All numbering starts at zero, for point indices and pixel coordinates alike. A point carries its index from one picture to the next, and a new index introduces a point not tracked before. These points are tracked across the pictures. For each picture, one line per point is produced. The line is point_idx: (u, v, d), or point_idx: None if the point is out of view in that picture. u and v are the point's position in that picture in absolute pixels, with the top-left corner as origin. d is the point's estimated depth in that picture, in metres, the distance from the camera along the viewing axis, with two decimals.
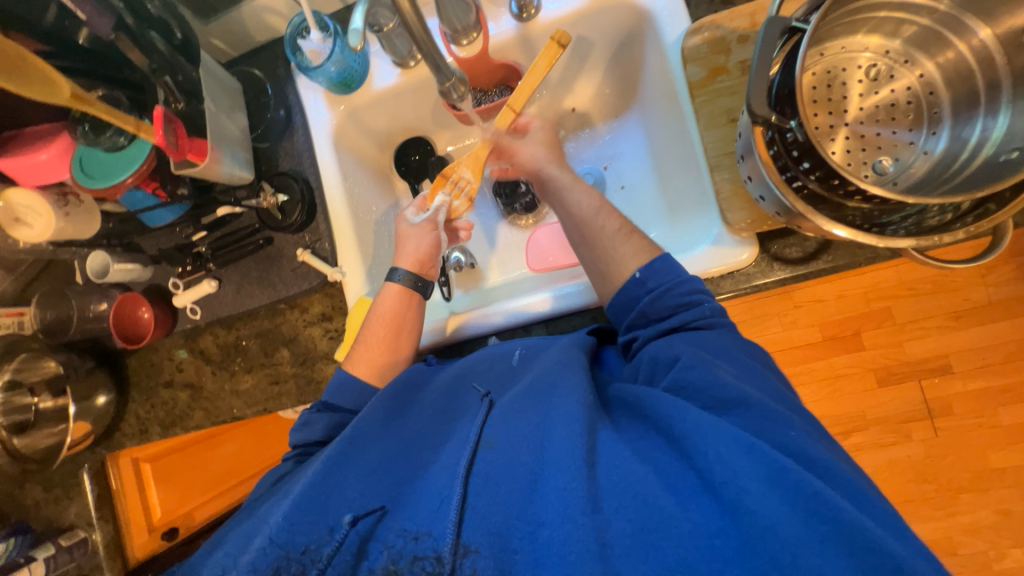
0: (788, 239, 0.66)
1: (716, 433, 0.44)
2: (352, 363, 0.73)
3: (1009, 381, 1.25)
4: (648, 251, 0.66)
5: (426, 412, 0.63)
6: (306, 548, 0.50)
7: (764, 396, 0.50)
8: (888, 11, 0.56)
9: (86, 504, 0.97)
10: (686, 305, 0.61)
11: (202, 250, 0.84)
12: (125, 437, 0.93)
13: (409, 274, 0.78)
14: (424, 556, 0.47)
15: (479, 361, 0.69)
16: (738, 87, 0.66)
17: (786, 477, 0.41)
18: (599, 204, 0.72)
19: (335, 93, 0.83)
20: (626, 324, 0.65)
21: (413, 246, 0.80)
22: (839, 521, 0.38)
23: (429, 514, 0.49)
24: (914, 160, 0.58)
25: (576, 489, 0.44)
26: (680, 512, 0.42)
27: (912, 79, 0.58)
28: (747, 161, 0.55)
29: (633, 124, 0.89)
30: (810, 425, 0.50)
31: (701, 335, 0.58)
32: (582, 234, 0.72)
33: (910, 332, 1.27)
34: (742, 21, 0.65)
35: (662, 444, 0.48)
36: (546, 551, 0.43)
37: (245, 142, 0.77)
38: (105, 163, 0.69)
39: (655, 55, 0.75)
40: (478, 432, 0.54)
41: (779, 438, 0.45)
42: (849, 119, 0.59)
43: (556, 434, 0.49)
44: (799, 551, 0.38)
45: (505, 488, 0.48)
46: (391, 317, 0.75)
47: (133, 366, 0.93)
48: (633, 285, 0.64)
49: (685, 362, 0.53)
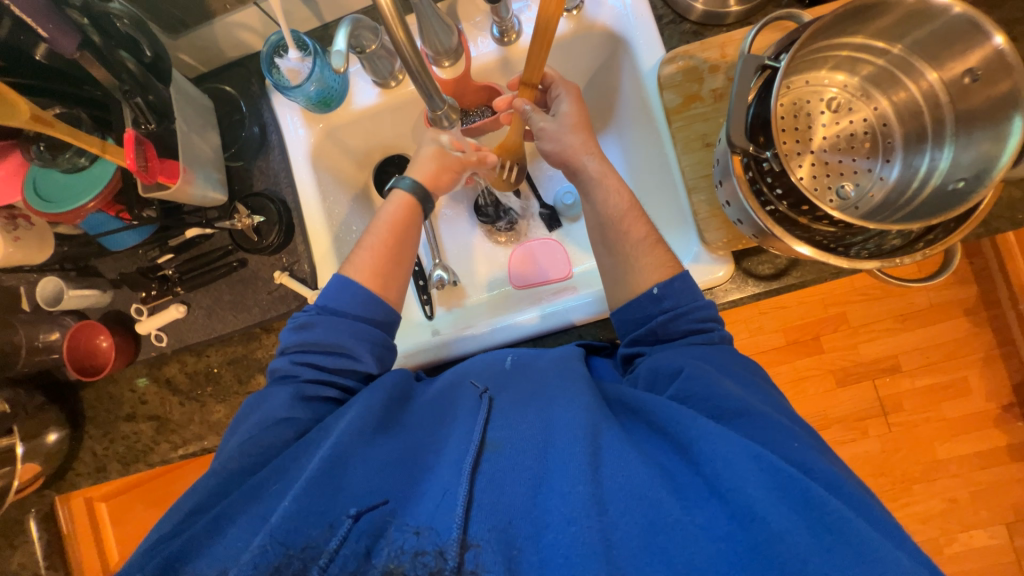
0: (760, 257, 0.69)
1: (724, 441, 0.45)
2: (356, 268, 0.71)
3: (951, 377, 1.35)
4: (669, 267, 0.65)
5: (423, 413, 0.59)
6: (307, 545, 0.44)
7: (769, 409, 0.51)
8: (849, 51, 0.61)
9: (32, 553, 0.88)
10: (700, 330, 0.61)
11: (169, 273, 0.80)
12: (79, 476, 0.86)
13: (417, 186, 0.76)
14: (425, 552, 0.43)
15: (471, 365, 0.66)
16: (712, 113, 0.69)
17: (795, 487, 0.41)
18: (626, 206, 0.71)
19: (312, 111, 0.81)
20: (630, 338, 0.65)
21: (434, 173, 0.78)
22: (844, 531, 0.39)
23: (432, 510, 0.45)
24: (872, 186, 0.63)
25: (581, 492, 0.43)
26: (685, 516, 0.42)
27: (868, 112, 0.64)
28: (724, 186, 0.58)
29: (609, 144, 0.93)
30: (809, 434, 0.51)
31: (706, 350, 0.59)
32: (604, 234, 0.72)
33: (863, 335, 1.37)
34: (713, 52, 0.69)
35: (665, 448, 0.49)
36: (550, 552, 0.41)
37: (217, 162, 0.75)
38: (64, 185, 0.65)
39: (632, 80, 0.78)
40: (482, 433, 0.51)
41: (785, 448, 0.46)
42: (813, 148, 0.63)
43: (564, 436, 0.48)
44: (807, 557, 0.38)
45: (510, 488, 0.46)
46: (397, 224, 0.74)
47: (90, 399, 0.86)
48: (648, 300, 0.64)
49: (688, 372, 0.55)
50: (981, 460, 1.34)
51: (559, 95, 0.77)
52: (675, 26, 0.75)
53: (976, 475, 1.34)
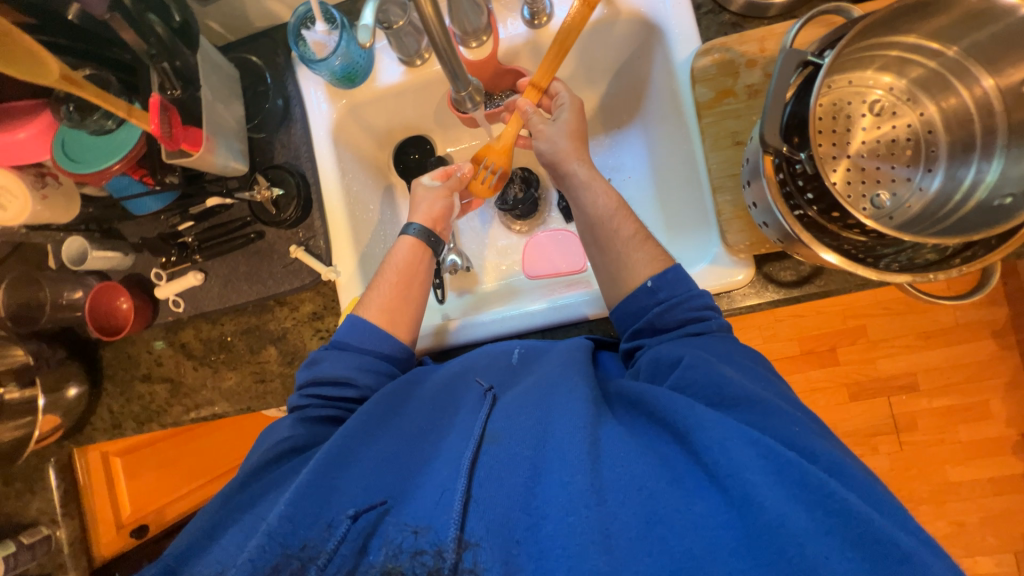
0: (783, 262, 0.67)
1: (721, 428, 0.44)
2: (363, 309, 0.71)
3: (970, 400, 1.31)
4: (662, 260, 0.65)
5: (425, 404, 0.60)
6: (305, 544, 0.45)
7: (773, 396, 0.51)
8: (900, 51, 0.58)
9: (50, 500, 0.91)
10: (698, 318, 0.60)
11: (188, 241, 0.81)
12: (95, 431, 0.89)
13: (423, 229, 0.76)
14: (423, 551, 0.43)
15: (475, 359, 0.65)
16: (745, 110, 0.67)
17: (793, 470, 0.40)
18: (614, 207, 0.70)
19: (336, 87, 0.81)
20: (630, 332, 0.64)
21: (428, 206, 0.78)
22: (844, 513, 0.38)
23: (430, 507, 0.46)
24: (910, 196, 0.60)
25: (580, 482, 0.43)
26: (684, 506, 0.41)
27: (913, 118, 0.60)
28: (752, 186, 0.56)
29: (634, 137, 0.90)
30: (813, 421, 0.51)
31: (708, 341, 0.58)
32: (594, 235, 0.71)
33: (882, 350, 1.33)
34: (752, 45, 0.67)
35: (662, 438, 0.48)
36: (550, 543, 0.41)
37: (240, 133, 0.76)
38: (90, 146, 0.66)
39: (663, 71, 0.75)
40: (482, 426, 0.52)
41: (786, 433, 0.46)
42: (850, 152, 0.60)
43: (561, 427, 0.48)
44: (806, 541, 0.37)
45: (508, 479, 0.46)
46: (405, 266, 0.74)
47: (109, 358, 0.89)
48: (643, 294, 0.63)
49: (688, 361, 0.54)
50: (994, 486, 1.30)
51: (561, 108, 0.75)
52: (713, 16, 0.72)
53: (988, 501, 1.30)
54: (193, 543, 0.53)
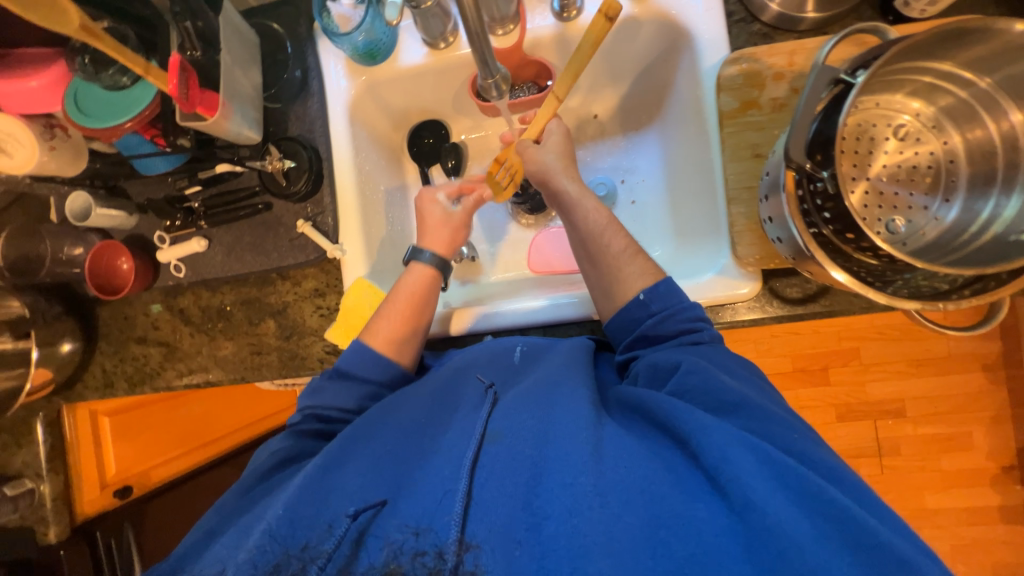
0: (791, 279, 0.67)
1: (721, 433, 0.44)
2: (370, 335, 0.70)
3: (956, 430, 1.32)
4: (652, 275, 0.65)
5: (425, 400, 0.60)
6: (307, 544, 0.46)
7: (765, 401, 0.52)
8: (932, 78, 0.57)
9: (36, 454, 0.91)
10: (691, 330, 0.61)
11: (195, 206, 0.80)
12: (86, 389, 0.88)
13: (438, 257, 0.75)
14: (424, 553, 0.44)
15: (478, 355, 0.65)
16: (767, 123, 0.66)
17: (792, 476, 0.42)
18: (606, 221, 0.70)
19: (357, 63, 0.80)
20: (624, 344, 0.65)
21: (444, 234, 0.76)
22: (843, 520, 0.39)
23: (429, 507, 0.46)
24: (925, 224, 0.60)
25: (582, 484, 0.43)
26: (688, 512, 0.41)
27: (936, 146, 0.60)
28: (770, 201, 0.56)
29: (652, 141, 0.89)
30: (811, 432, 0.51)
31: (705, 350, 0.58)
32: (586, 251, 0.70)
33: (873, 373, 1.34)
34: (780, 58, 0.66)
35: (662, 441, 0.48)
36: (551, 544, 0.41)
37: (256, 101, 0.74)
38: (103, 101, 0.65)
39: (688, 76, 0.75)
40: (483, 425, 0.51)
41: (785, 439, 0.47)
42: (870, 174, 0.60)
43: (562, 428, 0.48)
44: (805, 546, 0.38)
45: (509, 480, 0.46)
46: (415, 293, 0.72)
47: (105, 316, 0.88)
48: (635, 307, 0.64)
49: (686, 367, 0.54)
50: (968, 516, 1.32)
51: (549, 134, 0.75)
52: (744, 25, 0.71)
53: (961, 530, 1.33)
54: (195, 544, 0.55)
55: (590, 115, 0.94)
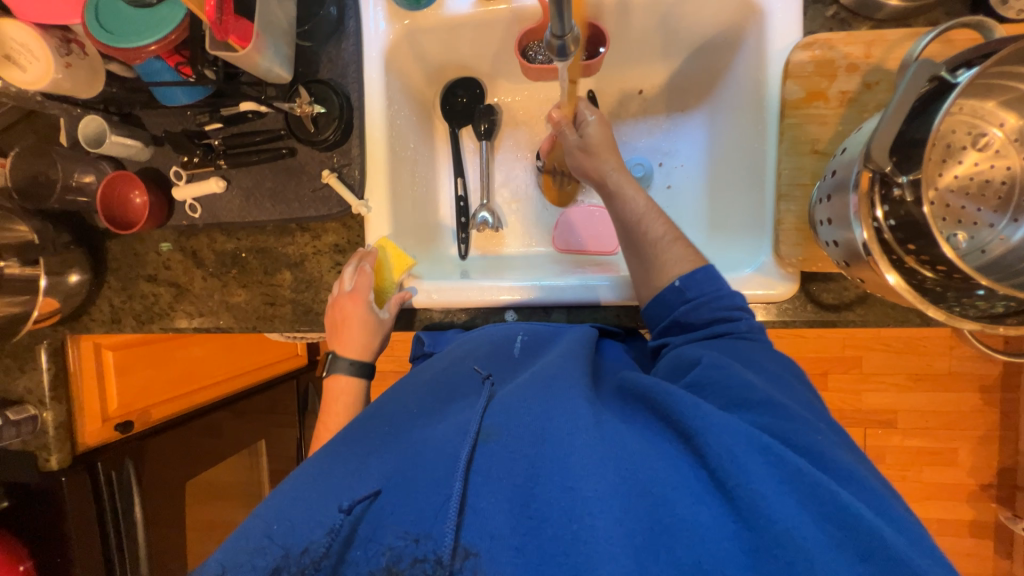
0: (829, 283, 0.65)
1: (729, 433, 0.42)
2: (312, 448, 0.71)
3: (943, 446, 1.34)
4: (690, 261, 0.63)
5: (424, 396, 0.59)
6: (307, 547, 0.42)
7: (790, 401, 0.49)
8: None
9: (39, 382, 0.91)
10: (726, 318, 0.58)
11: (214, 143, 0.76)
12: (93, 322, 0.87)
13: (356, 363, 0.73)
14: (424, 559, 0.39)
15: (475, 346, 0.65)
16: (831, 118, 0.62)
17: (804, 480, 0.40)
18: (645, 208, 0.68)
19: (399, 6, 0.75)
20: (658, 329, 0.63)
21: (356, 338, 0.72)
22: (855, 526, 0.37)
23: (428, 510, 0.42)
24: (989, 242, 0.57)
25: (584, 488, 0.40)
26: (691, 515, 0.38)
27: (1014, 161, 0.57)
28: (830, 202, 0.54)
29: (697, 124, 0.85)
30: (834, 432, 0.49)
31: (736, 344, 0.56)
32: (629, 238, 0.68)
33: (871, 383, 1.35)
34: (857, 48, 0.61)
35: (664, 437, 0.45)
36: (552, 549, 0.38)
37: (289, 36, 0.69)
38: (127, 18, 0.60)
39: (751, 57, 0.70)
40: (478, 422, 0.48)
41: (803, 438, 0.44)
42: (940, 184, 0.58)
43: (562, 425, 0.45)
44: (815, 555, 0.36)
45: (508, 482, 0.42)
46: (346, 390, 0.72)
47: (115, 251, 0.85)
48: (672, 293, 0.61)
49: (707, 362, 0.52)
50: (941, 527, 1.36)
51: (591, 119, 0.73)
52: (821, 7, 0.66)
53: (932, 539, 1.37)
54: None
55: (633, 90, 0.88)
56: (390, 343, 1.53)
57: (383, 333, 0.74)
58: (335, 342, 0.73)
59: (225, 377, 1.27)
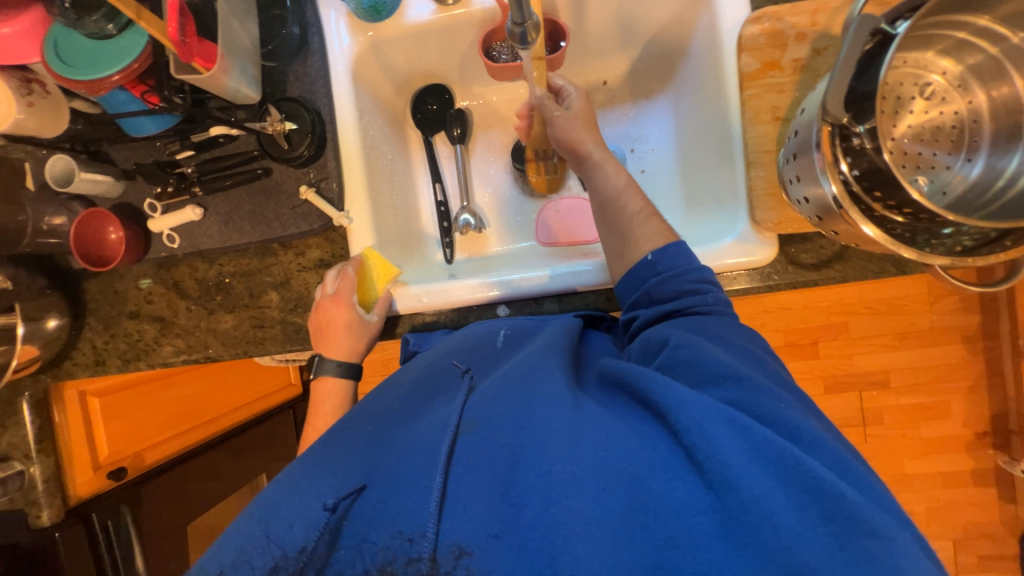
0: (806, 244, 0.67)
1: (699, 407, 0.41)
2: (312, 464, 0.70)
3: (935, 400, 1.38)
4: (665, 235, 0.64)
5: (408, 395, 0.58)
6: (303, 547, 0.41)
7: (757, 372, 0.49)
8: (967, 34, 0.57)
9: (24, 437, 0.87)
10: (695, 291, 0.59)
11: (188, 171, 0.75)
12: (76, 366, 0.85)
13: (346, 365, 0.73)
14: (418, 559, 0.39)
15: (460, 341, 0.65)
16: (788, 86, 0.65)
17: (771, 449, 0.38)
18: (624, 184, 0.69)
19: (360, 19, 0.76)
20: (629, 302, 0.63)
21: (346, 341, 0.73)
22: (820, 490, 0.37)
23: (411, 507, 0.41)
24: (949, 183, 0.60)
25: (561, 471, 0.40)
26: (665, 491, 0.38)
27: (961, 105, 0.60)
28: (797, 162, 0.56)
29: (662, 108, 0.88)
30: (798, 401, 0.48)
31: (702, 320, 0.56)
32: (604, 213, 0.69)
33: (859, 347, 1.38)
34: (803, 17, 0.65)
35: (640, 417, 0.44)
36: (530, 534, 0.38)
37: (254, 56, 0.70)
38: (88, 50, 0.60)
39: (705, 37, 0.73)
40: (459, 414, 0.47)
41: (773, 410, 0.43)
42: (896, 134, 0.61)
43: (539, 412, 0.44)
44: (780, 520, 0.35)
45: (486, 473, 0.41)
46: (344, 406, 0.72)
47: (94, 291, 0.84)
48: (644, 268, 0.62)
49: (676, 341, 0.52)
50: (944, 480, 1.39)
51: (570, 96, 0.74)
52: None
53: (938, 493, 1.40)
54: None
55: (598, 82, 0.91)
56: (384, 360, 1.51)
57: (370, 334, 0.74)
58: (321, 346, 0.74)
59: (219, 413, 1.24)
